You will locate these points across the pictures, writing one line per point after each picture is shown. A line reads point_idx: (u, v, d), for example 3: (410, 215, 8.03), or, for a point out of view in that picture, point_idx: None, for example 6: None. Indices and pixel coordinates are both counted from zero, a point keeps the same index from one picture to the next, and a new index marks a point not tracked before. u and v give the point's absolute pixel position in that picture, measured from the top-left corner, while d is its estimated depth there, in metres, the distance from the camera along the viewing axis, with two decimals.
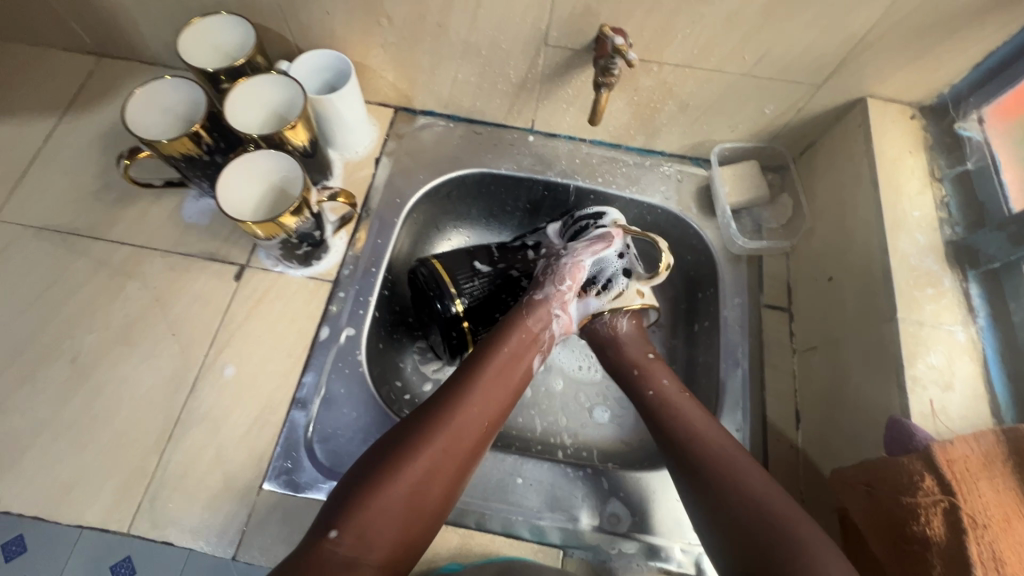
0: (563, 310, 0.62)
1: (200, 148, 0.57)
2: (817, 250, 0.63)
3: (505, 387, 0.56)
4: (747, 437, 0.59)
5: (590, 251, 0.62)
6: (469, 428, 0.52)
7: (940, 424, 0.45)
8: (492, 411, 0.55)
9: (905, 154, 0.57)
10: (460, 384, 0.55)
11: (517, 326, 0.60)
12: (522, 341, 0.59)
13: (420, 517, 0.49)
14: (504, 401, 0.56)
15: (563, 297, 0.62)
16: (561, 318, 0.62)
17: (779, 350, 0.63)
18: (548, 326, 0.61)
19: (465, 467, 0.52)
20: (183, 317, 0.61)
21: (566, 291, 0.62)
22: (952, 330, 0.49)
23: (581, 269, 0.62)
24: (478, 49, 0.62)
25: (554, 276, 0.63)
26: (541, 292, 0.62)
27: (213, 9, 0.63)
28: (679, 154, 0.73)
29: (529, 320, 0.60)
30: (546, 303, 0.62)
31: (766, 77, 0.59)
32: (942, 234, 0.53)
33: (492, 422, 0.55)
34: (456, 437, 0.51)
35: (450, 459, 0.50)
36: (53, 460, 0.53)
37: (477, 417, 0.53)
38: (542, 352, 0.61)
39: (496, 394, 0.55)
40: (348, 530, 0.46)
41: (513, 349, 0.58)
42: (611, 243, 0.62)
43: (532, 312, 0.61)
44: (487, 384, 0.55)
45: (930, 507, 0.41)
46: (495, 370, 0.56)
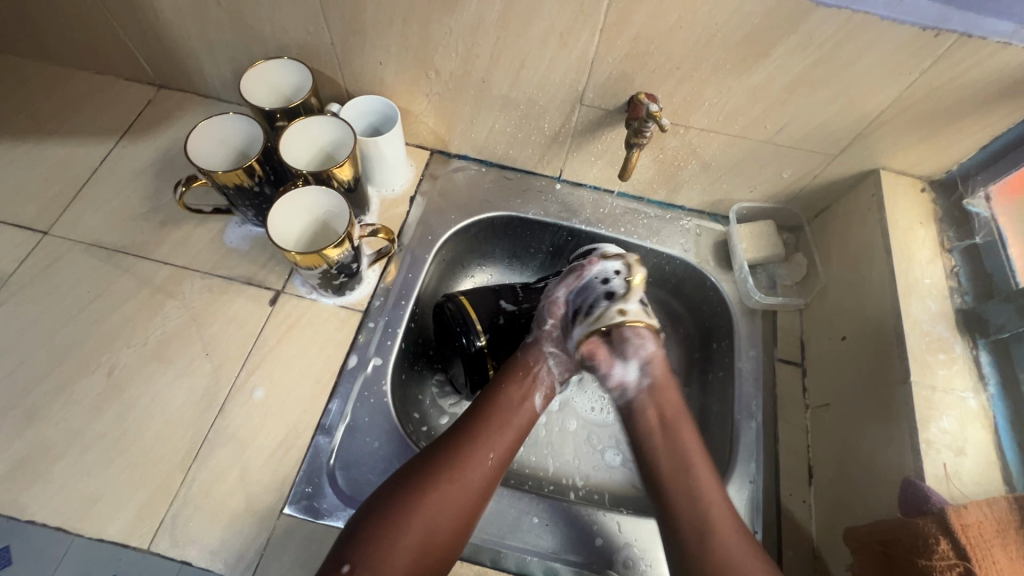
0: (556, 347, 0.64)
1: (252, 180, 0.61)
2: (830, 309, 0.66)
3: (511, 425, 0.59)
4: (760, 490, 0.60)
5: (563, 285, 0.65)
6: (477, 465, 0.55)
7: (954, 488, 0.46)
8: (499, 450, 0.57)
9: (916, 224, 0.60)
10: (468, 425, 0.58)
11: (516, 365, 0.63)
12: (522, 381, 0.62)
13: (431, 554, 0.51)
14: (509, 439, 0.58)
15: (551, 335, 0.65)
16: (555, 354, 0.64)
17: (792, 405, 0.65)
18: (543, 363, 0.63)
19: (475, 506, 0.53)
20: (218, 338, 0.63)
21: (551, 329, 0.65)
22: (963, 396, 0.51)
23: (559, 305, 0.65)
24: (516, 103, 0.67)
25: (539, 318, 0.66)
26: (530, 334, 0.65)
27: (275, 53, 0.68)
28: (698, 210, 0.77)
29: (524, 359, 0.63)
30: (535, 343, 0.64)
31: (786, 145, 0.63)
32: (952, 302, 0.56)
33: (500, 460, 0.57)
34: (463, 475, 0.54)
35: (457, 496, 0.53)
36: (82, 470, 0.55)
37: (484, 455, 0.56)
38: (544, 391, 0.63)
39: (501, 432, 0.58)
40: (359, 564, 0.48)
41: (515, 389, 0.61)
42: (582, 272, 0.64)
43: (526, 352, 0.64)
44: (493, 423, 0.58)
45: (946, 570, 0.42)
46: (501, 410, 0.59)
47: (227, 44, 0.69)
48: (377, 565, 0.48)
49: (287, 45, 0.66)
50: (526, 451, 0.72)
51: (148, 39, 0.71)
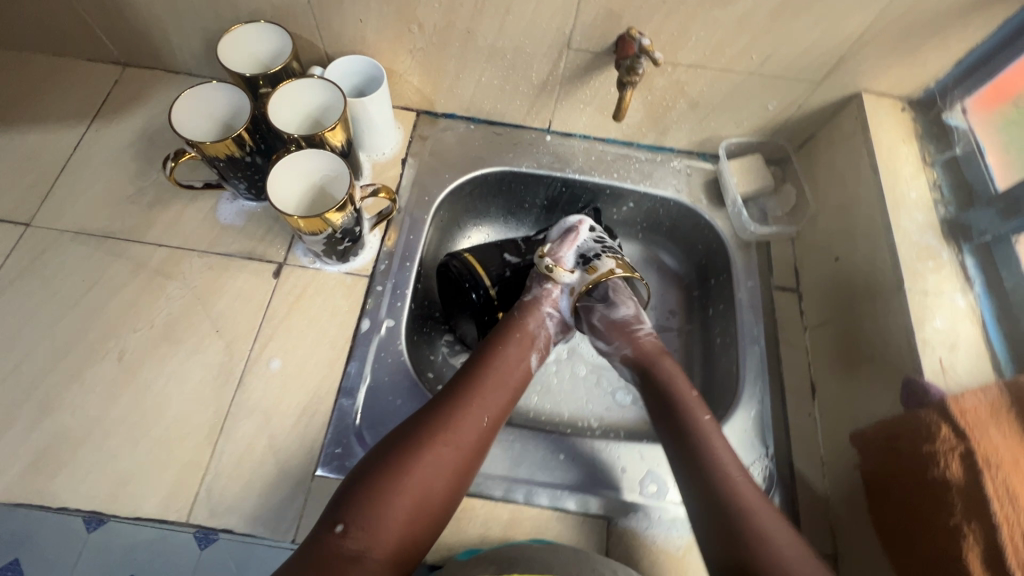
0: (553, 308, 0.68)
1: (242, 150, 0.60)
2: (821, 233, 0.68)
3: (504, 385, 0.59)
4: (769, 409, 0.63)
5: (566, 246, 0.69)
6: (472, 424, 0.54)
7: (950, 380, 0.50)
8: (492, 410, 0.56)
9: (899, 142, 0.63)
10: (463, 387, 0.57)
11: (512, 327, 0.64)
12: (517, 342, 0.63)
13: (426, 513, 0.50)
14: (503, 402, 0.58)
15: (551, 296, 0.68)
16: (552, 315, 0.67)
17: (791, 328, 0.68)
18: (543, 325, 0.66)
19: (469, 467, 0.53)
20: (225, 314, 0.62)
21: (552, 289, 0.68)
22: (953, 298, 0.54)
23: (562, 262, 0.68)
24: (503, 53, 0.66)
25: (539, 278, 0.69)
26: (530, 294, 0.68)
27: (248, 19, 0.65)
28: (687, 150, 0.78)
29: (523, 321, 0.65)
30: (536, 303, 0.67)
31: (771, 75, 0.64)
32: (938, 213, 0.59)
33: (494, 421, 0.56)
34: (458, 434, 0.53)
35: (452, 455, 0.52)
36: (107, 455, 0.54)
37: (479, 415, 0.55)
38: (538, 351, 0.65)
39: (497, 396, 0.58)
40: (354, 523, 0.47)
41: (511, 351, 0.62)
42: (579, 233, 0.70)
43: (524, 313, 0.66)
44: (487, 384, 0.58)
45: (949, 452, 0.45)
46: (497, 372, 0.59)
47: (195, 12, 0.66)
48: (371, 525, 0.47)
49: (260, 8, 0.64)
50: (540, 399, 0.74)
51: (108, 12, 0.67)
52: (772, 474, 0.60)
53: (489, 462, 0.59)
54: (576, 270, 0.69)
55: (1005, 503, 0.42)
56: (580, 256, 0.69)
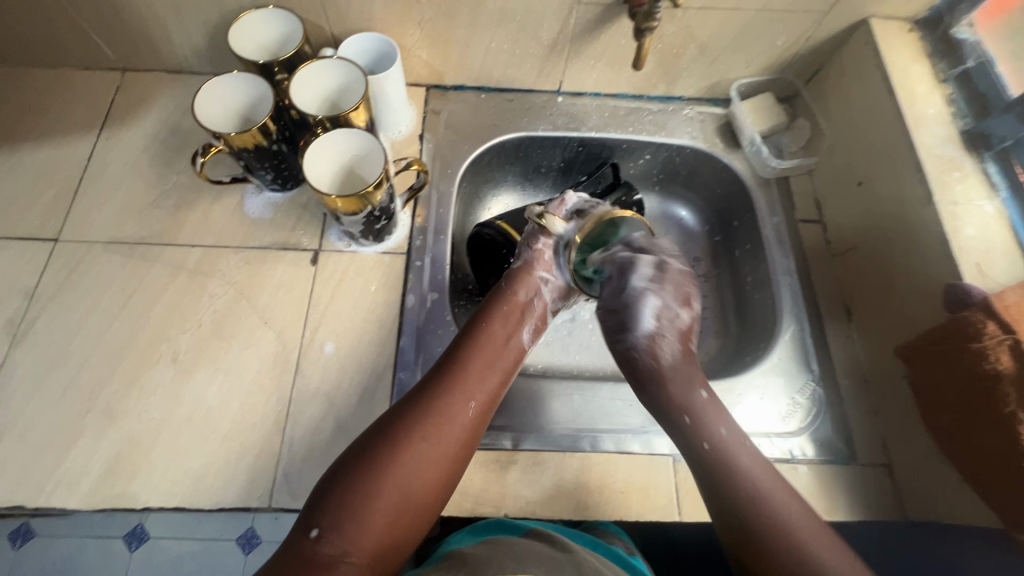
0: (548, 274, 0.64)
1: (268, 138, 0.59)
2: (840, 161, 0.70)
3: (491, 369, 0.57)
4: (808, 335, 0.65)
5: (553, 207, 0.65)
6: (456, 415, 0.53)
7: (989, 281, 0.52)
8: (479, 396, 0.55)
9: (911, 62, 0.64)
10: (447, 371, 0.55)
11: (499, 302, 0.62)
12: (502, 317, 0.61)
13: (410, 509, 0.48)
14: (492, 386, 0.56)
15: (544, 258, 0.64)
16: (549, 281, 0.64)
17: (820, 257, 0.70)
18: (537, 294, 0.64)
19: (456, 461, 0.52)
20: (271, 306, 0.63)
21: (544, 251, 0.64)
22: (981, 205, 0.56)
23: (556, 214, 0.64)
24: (513, 14, 0.66)
25: (528, 240, 0.65)
26: (520, 260, 0.65)
27: (251, 5, 0.64)
28: (697, 97, 0.79)
29: (509, 293, 0.63)
30: (528, 269, 0.64)
31: (780, 10, 0.65)
32: (956, 126, 0.60)
33: (481, 409, 0.55)
34: (442, 425, 0.51)
35: (437, 449, 0.50)
36: (180, 453, 0.55)
37: (463, 405, 0.54)
38: (532, 324, 0.63)
39: (483, 379, 0.56)
40: (328, 530, 0.45)
41: (498, 327, 0.60)
42: (569, 197, 0.65)
43: (514, 281, 0.63)
44: (473, 368, 0.56)
45: (997, 346, 0.48)
46: (484, 353, 0.57)
47: (197, 6, 0.65)
48: (346, 531, 0.45)
49: None
50: (582, 357, 0.76)
51: (106, 16, 0.66)
52: (820, 396, 0.62)
53: (550, 417, 0.61)
54: (571, 221, 0.64)
55: None
56: (575, 210, 0.65)
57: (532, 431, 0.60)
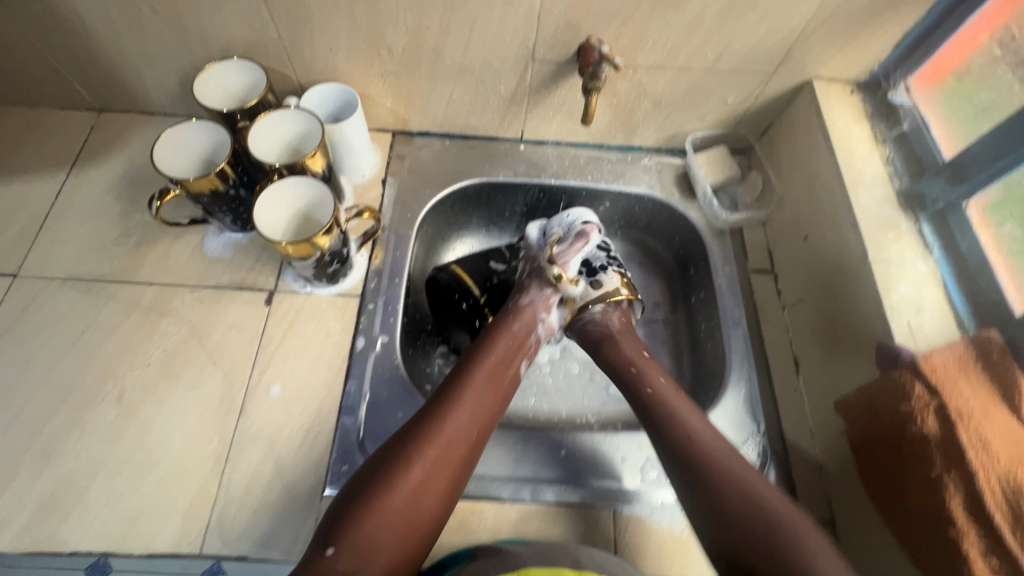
0: (547, 315, 0.67)
1: (225, 183, 0.61)
2: (789, 215, 0.72)
3: (492, 392, 0.58)
4: (756, 386, 0.66)
5: (573, 252, 0.67)
6: (461, 434, 0.54)
7: (920, 342, 0.53)
8: (480, 419, 0.56)
9: (851, 123, 0.67)
10: (451, 393, 0.56)
11: (501, 332, 0.63)
12: (505, 346, 0.62)
13: (418, 527, 0.49)
14: (492, 406, 0.57)
15: (548, 302, 0.67)
16: (546, 321, 0.67)
17: (770, 308, 0.71)
18: (534, 330, 0.65)
19: (458, 480, 0.53)
20: (221, 346, 0.63)
21: (551, 296, 0.67)
22: (915, 264, 0.57)
23: (569, 269, 0.67)
24: (471, 69, 0.68)
25: (538, 282, 0.68)
26: (527, 299, 0.66)
27: (220, 55, 0.67)
28: (656, 147, 0.81)
29: (513, 323, 0.64)
30: (530, 307, 0.66)
31: (727, 70, 0.68)
32: (893, 186, 0.62)
33: (482, 430, 0.56)
34: (447, 445, 0.53)
35: (442, 468, 0.52)
36: (117, 494, 0.55)
37: (466, 426, 0.54)
38: (528, 356, 0.64)
39: (486, 400, 0.57)
40: (346, 547, 0.46)
41: (501, 353, 0.61)
42: (589, 240, 0.68)
43: (517, 314, 0.65)
44: (475, 390, 0.57)
45: (924, 408, 0.49)
46: (487, 376, 0.59)
47: (169, 55, 0.68)
48: (362, 546, 0.46)
49: (231, 44, 0.65)
50: (538, 401, 0.77)
51: (82, 61, 0.69)
52: (766, 449, 0.62)
53: (493, 463, 0.61)
54: (579, 279, 0.68)
55: (979, 450, 0.45)
56: (584, 264, 0.69)
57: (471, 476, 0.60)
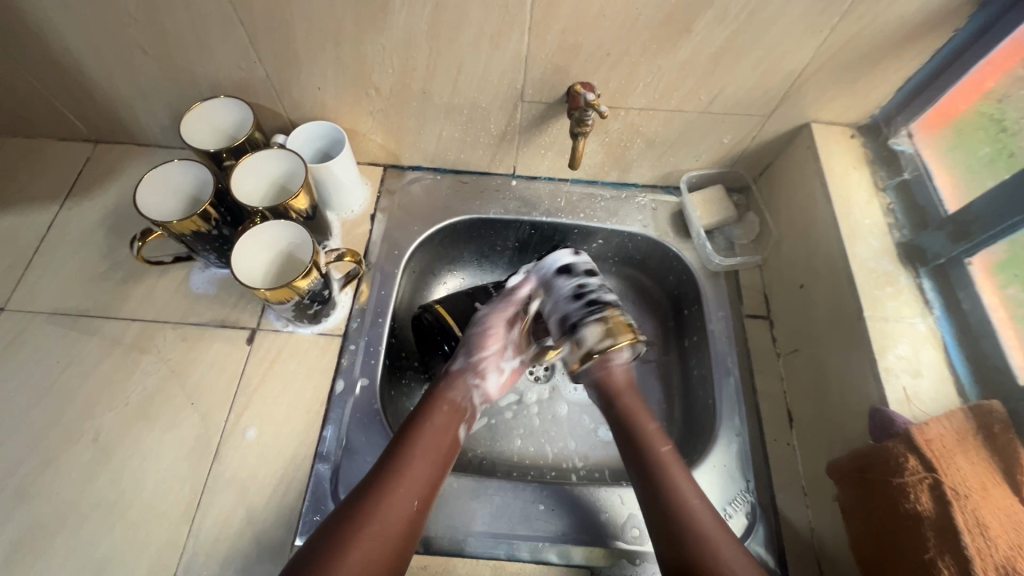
0: (481, 379, 0.66)
1: (208, 225, 0.61)
2: (785, 260, 0.69)
3: (431, 461, 0.57)
4: (746, 441, 0.63)
5: (500, 319, 0.68)
6: (401, 507, 0.52)
7: (915, 409, 0.50)
8: (422, 487, 0.54)
9: (851, 169, 0.65)
10: (397, 457, 0.56)
11: (438, 399, 0.63)
12: (443, 415, 0.61)
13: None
14: (432, 471, 0.56)
15: (480, 367, 0.66)
16: (480, 386, 0.66)
17: (764, 356, 0.68)
18: (468, 396, 0.65)
19: (400, 553, 0.50)
20: (200, 386, 0.63)
21: (482, 363, 0.66)
22: (913, 322, 0.55)
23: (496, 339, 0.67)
24: (460, 108, 0.68)
25: (467, 347, 0.67)
26: (458, 365, 0.66)
27: (210, 93, 0.67)
28: (651, 185, 0.79)
29: (448, 392, 0.64)
30: (462, 374, 0.65)
31: (721, 112, 0.66)
32: (893, 237, 0.60)
33: (424, 501, 0.54)
34: (386, 520, 0.51)
35: (382, 544, 0.50)
36: (86, 539, 0.54)
37: (406, 499, 0.53)
38: (466, 422, 0.64)
39: (426, 464, 0.56)
40: None
41: (438, 420, 0.60)
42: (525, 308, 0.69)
43: (450, 382, 0.65)
44: (418, 454, 0.56)
45: (918, 484, 0.46)
46: (428, 439, 0.58)
47: (160, 92, 0.68)
48: None
49: (221, 83, 0.65)
50: (524, 442, 0.74)
51: (76, 96, 0.69)
52: (754, 509, 0.59)
53: (467, 516, 0.58)
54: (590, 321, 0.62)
55: (975, 534, 0.43)
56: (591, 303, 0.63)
57: (443, 530, 0.57)
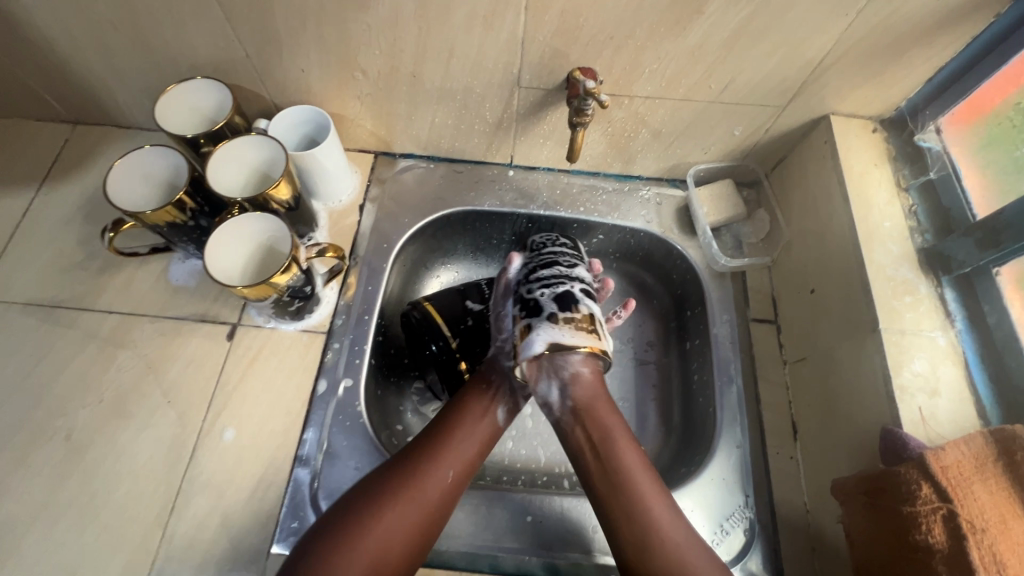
0: (514, 361, 0.61)
1: (184, 215, 0.57)
2: (796, 262, 0.65)
3: (472, 435, 0.55)
4: (747, 453, 0.60)
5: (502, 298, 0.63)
6: (438, 478, 0.51)
7: (931, 431, 0.47)
8: (460, 466, 0.53)
9: (870, 167, 0.60)
10: (438, 433, 0.54)
11: (480, 376, 0.59)
12: (487, 393, 0.58)
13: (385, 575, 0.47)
14: (471, 452, 0.54)
15: (501, 351, 0.61)
16: (515, 369, 0.60)
17: (770, 363, 0.65)
18: (507, 379, 0.59)
19: (429, 531, 0.49)
20: (177, 384, 0.60)
21: (498, 345, 0.61)
22: (932, 336, 0.51)
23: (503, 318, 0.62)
24: (453, 94, 0.63)
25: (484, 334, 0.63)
26: (483, 351, 0.62)
27: (188, 74, 0.63)
28: (656, 177, 0.75)
29: (490, 370, 0.60)
30: (491, 358, 0.61)
31: (733, 103, 0.61)
32: (914, 242, 0.56)
33: (462, 474, 0.53)
34: (422, 489, 0.50)
35: (415, 514, 0.49)
36: (58, 541, 0.53)
37: (443, 471, 0.52)
38: (507, 405, 0.58)
39: (466, 445, 0.54)
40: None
41: (479, 399, 0.57)
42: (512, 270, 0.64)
43: (489, 364, 0.60)
44: (458, 436, 0.54)
45: (930, 514, 0.43)
46: (469, 419, 0.56)
47: (136, 72, 0.64)
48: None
49: (199, 63, 0.61)
50: (516, 445, 0.71)
51: (49, 75, 0.66)
52: (753, 526, 0.56)
53: (452, 526, 0.56)
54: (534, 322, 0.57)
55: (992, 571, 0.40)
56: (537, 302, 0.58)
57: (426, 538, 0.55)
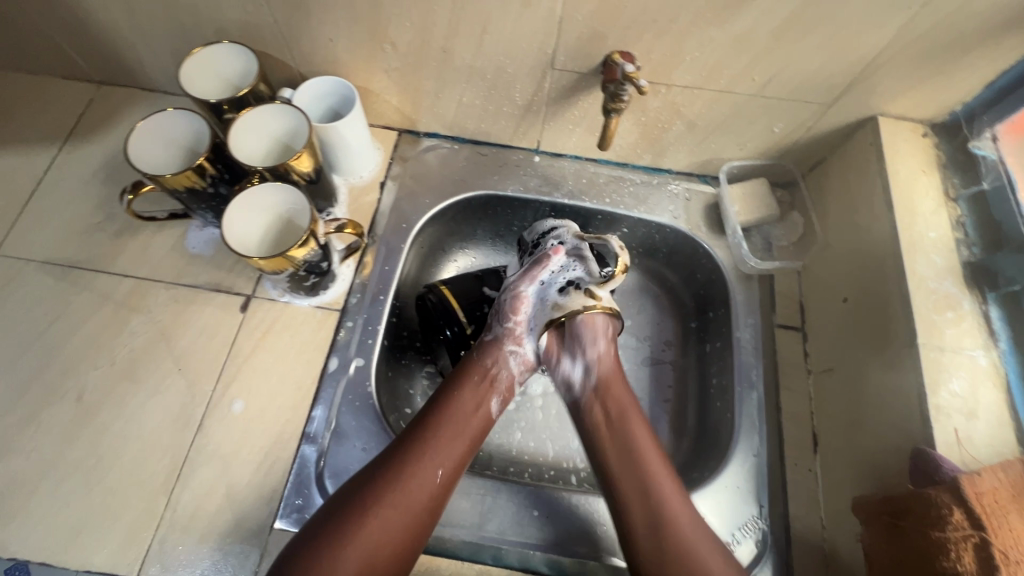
0: (517, 346, 0.59)
1: (204, 181, 0.56)
2: (829, 268, 0.63)
3: (460, 437, 0.53)
4: (765, 462, 0.58)
5: (528, 279, 0.61)
6: (426, 478, 0.50)
7: (965, 454, 0.45)
8: (449, 462, 0.51)
9: (917, 173, 0.57)
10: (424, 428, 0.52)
11: (469, 369, 0.57)
12: (476, 386, 0.56)
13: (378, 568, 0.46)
14: (460, 450, 0.52)
15: (514, 333, 0.59)
16: (518, 354, 0.59)
17: (794, 372, 0.62)
18: (503, 365, 0.58)
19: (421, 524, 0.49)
20: (189, 352, 0.60)
21: (516, 327, 0.59)
22: (973, 355, 0.49)
23: (524, 300, 0.60)
24: (483, 73, 0.61)
25: (499, 315, 0.60)
26: (491, 333, 0.60)
27: (215, 37, 0.62)
28: (687, 172, 0.72)
29: (481, 361, 0.58)
30: (496, 342, 0.59)
31: (776, 97, 0.58)
32: (960, 255, 0.53)
33: (450, 475, 0.51)
34: (408, 491, 0.49)
35: (402, 518, 0.48)
36: (64, 500, 0.53)
37: (430, 472, 0.50)
38: (500, 394, 0.57)
39: (453, 443, 0.52)
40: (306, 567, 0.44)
41: (468, 395, 0.55)
42: (547, 265, 0.60)
43: (483, 352, 0.58)
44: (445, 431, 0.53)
45: (961, 542, 0.40)
46: (454, 417, 0.54)
47: (163, 33, 0.63)
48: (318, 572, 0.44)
49: (227, 26, 0.60)
50: (524, 437, 0.69)
51: (76, 32, 0.65)
52: (766, 537, 0.55)
53: (457, 515, 0.55)
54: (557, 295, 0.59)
55: None
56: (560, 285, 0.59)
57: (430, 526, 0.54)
